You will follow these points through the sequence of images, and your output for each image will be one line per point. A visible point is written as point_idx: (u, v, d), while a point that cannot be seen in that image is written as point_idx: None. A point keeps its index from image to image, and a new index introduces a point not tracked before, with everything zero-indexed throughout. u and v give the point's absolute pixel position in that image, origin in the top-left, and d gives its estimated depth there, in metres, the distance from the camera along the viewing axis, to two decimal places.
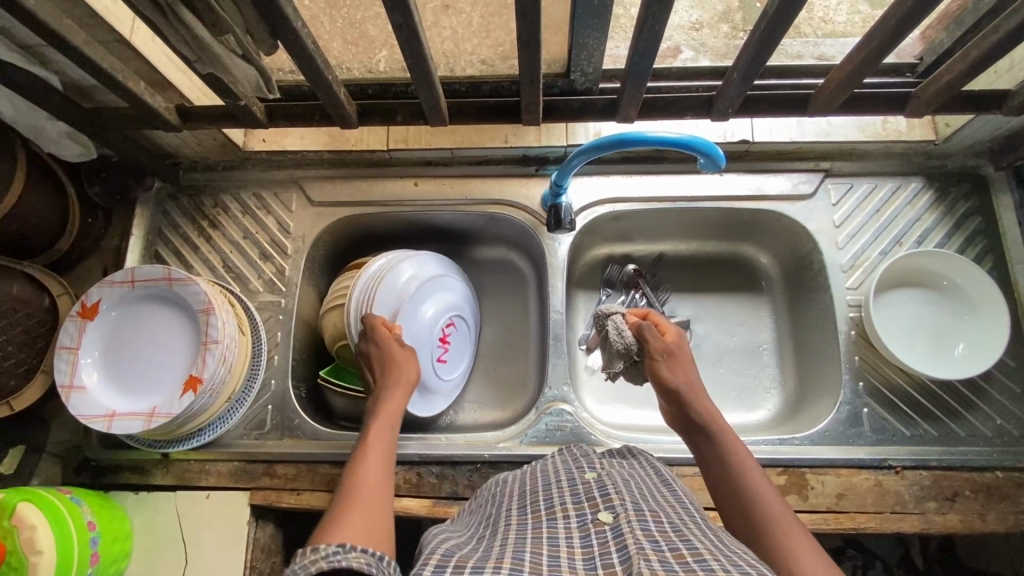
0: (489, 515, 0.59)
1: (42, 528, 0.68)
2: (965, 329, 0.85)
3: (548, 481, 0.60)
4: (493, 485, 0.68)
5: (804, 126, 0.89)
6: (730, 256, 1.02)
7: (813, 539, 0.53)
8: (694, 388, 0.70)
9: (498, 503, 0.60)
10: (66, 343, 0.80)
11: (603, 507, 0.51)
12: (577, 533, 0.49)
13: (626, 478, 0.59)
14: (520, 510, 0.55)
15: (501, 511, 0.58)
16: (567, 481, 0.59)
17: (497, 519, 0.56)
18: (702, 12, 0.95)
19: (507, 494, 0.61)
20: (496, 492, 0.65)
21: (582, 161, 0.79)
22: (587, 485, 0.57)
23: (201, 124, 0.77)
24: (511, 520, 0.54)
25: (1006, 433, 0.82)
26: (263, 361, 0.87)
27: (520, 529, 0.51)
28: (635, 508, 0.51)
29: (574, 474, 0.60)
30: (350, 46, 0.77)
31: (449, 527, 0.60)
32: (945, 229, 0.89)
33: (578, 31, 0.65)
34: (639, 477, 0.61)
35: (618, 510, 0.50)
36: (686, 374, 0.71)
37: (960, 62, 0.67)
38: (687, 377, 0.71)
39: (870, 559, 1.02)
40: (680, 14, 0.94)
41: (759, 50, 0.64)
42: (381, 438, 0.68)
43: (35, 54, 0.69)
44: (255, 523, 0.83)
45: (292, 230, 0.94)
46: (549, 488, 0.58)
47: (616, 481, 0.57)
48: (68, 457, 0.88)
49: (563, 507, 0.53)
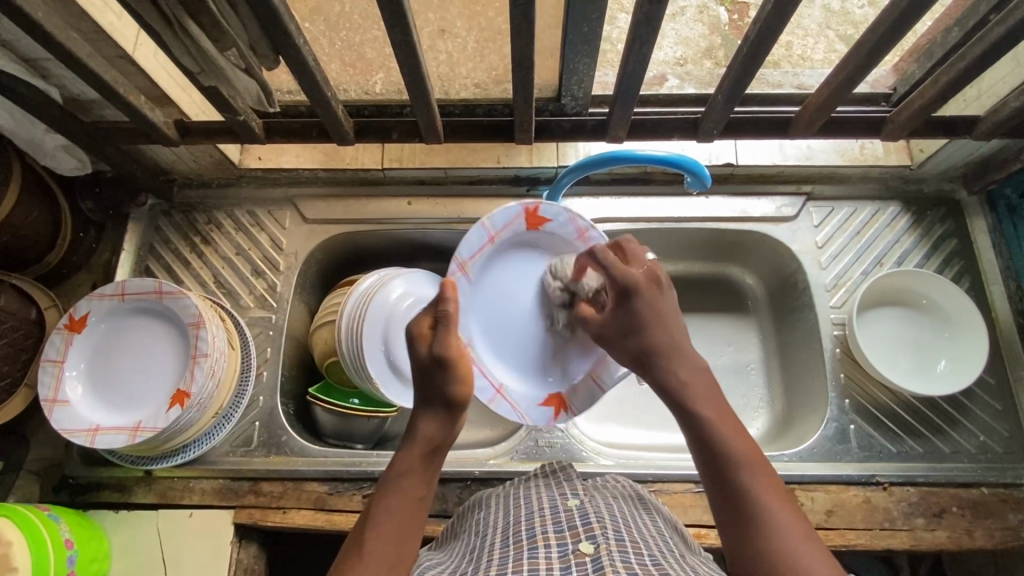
0: (471, 547, 0.58)
1: (17, 544, 0.66)
2: (945, 346, 0.87)
3: (529, 510, 0.60)
4: (476, 508, 0.68)
5: (786, 151, 0.92)
6: (717, 277, 1.04)
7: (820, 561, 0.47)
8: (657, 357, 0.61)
9: (482, 534, 0.60)
10: (51, 355, 0.79)
11: (584, 538, 0.51)
12: (558, 565, 0.48)
13: (610, 506, 0.59)
14: (501, 544, 0.55)
15: (484, 544, 0.57)
16: (550, 510, 0.58)
17: (479, 554, 0.55)
18: (686, 49, 1.00)
19: (492, 523, 0.61)
20: (480, 516, 0.65)
21: (571, 180, 0.81)
22: (569, 513, 0.56)
23: (199, 139, 0.78)
24: (494, 553, 0.53)
25: (990, 450, 0.83)
26: (252, 377, 0.87)
27: (502, 563, 0.50)
28: (617, 539, 0.51)
29: (556, 500, 0.60)
30: (348, 68, 0.81)
31: (434, 557, 0.59)
32: (923, 251, 0.92)
33: (568, 58, 0.68)
34: (622, 503, 0.62)
35: (599, 541, 0.50)
36: (636, 330, 0.63)
37: (930, 89, 0.70)
38: (651, 339, 0.62)
39: None
40: (665, 50, 0.99)
41: (742, 72, 0.67)
42: (413, 470, 0.58)
43: (38, 68, 0.70)
44: (239, 544, 0.82)
45: (285, 246, 0.95)
46: (531, 519, 0.58)
47: (598, 508, 0.58)
48: (47, 474, 0.85)
49: (545, 537, 0.53)
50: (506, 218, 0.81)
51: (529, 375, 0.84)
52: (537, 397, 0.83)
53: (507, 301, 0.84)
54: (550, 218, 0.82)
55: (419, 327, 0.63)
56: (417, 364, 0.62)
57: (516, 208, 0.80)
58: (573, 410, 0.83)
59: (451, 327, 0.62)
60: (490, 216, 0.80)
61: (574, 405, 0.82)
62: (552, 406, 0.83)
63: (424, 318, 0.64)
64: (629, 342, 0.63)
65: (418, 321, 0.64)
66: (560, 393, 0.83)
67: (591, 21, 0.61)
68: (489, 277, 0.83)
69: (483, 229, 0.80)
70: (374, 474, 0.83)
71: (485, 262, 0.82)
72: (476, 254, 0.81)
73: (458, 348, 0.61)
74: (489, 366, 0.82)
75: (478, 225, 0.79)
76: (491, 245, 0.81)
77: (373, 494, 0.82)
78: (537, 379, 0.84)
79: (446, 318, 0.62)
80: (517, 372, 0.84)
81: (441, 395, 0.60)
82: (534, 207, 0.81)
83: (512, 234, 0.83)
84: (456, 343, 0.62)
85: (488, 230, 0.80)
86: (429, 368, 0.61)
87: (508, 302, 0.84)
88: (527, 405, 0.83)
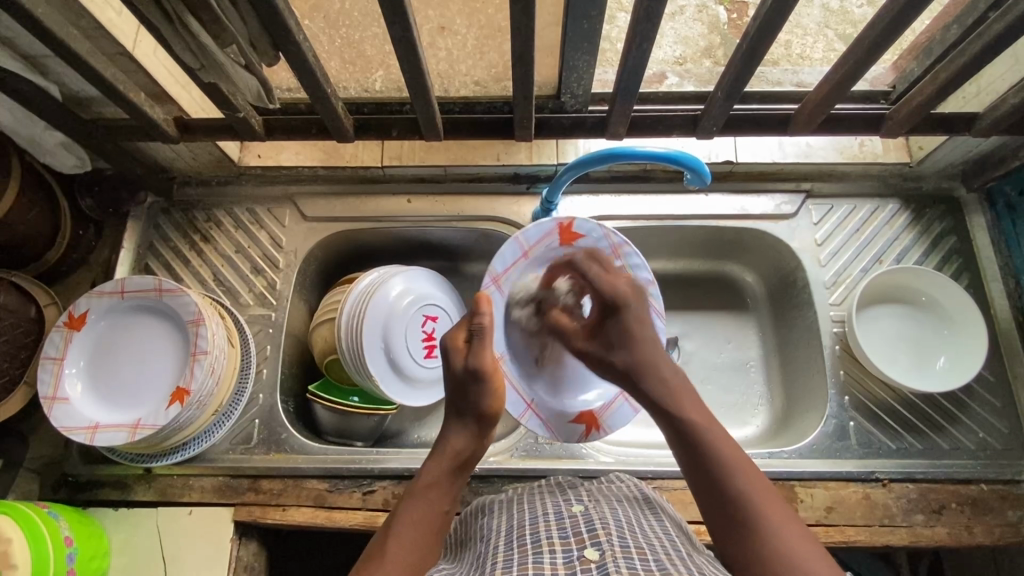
0: (477, 553, 0.59)
1: (17, 542, 0.65)
2: (944, 343, 0.87)
3: (533, 515, 0.61)
4: (480, 513, 0.69)
5: (785, 148, 0.92)
6: (716, 275, 1.04)
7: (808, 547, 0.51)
8: (638, 366, 0.66)
9: (487, 539, 0.60)
10: (51, 353, 0.78)
11: (589, 544, 0.52)
12: (562, 570, 0.49)
13: (616, 511, 0.60)
14: (505, 548, 0.56)
15: (488, 549, 0.58)
16: (554, 515, 0.59)
17: (484, 559, 0.56)
18: (685, 48, 1.00)
19: (497, 528, 0.62)
20: (485, 521, 0.65)
21: (571, 177, 0.81)
22: (574, 519, 0.57)
23: (198, 136, 0.78)
24: (498, 557, 0.54)
25: (989, 446, 0.83)
26: (252, 374, 0.87)
27: (507, 567, 0.51)
28: (622, 543, 0.52)
29: (561, 507, 0.61)
30: (348, 65, 0.81)
31: (440, 563, 0.60)
32: (922, 248, 0.92)
33: (568, 55, 0.68)
34: (627, 507, 0.62)
35: (604, 547, 0.51)
36: (619, 344, 0.68)
37: (929, 85, 0.70)
38: (639, 352, 0.67)
39: None
40: (664, 50, 0.99)
41: (741, 69, 0.67)
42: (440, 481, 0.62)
43: (38, 64, 0.70)
44: (239, 541, 0.82)
45: (284, 244, 0.95)
46: (536, 524, 0.58)
47: (603, 513, 0.58)
48: (46, 472, 0.85)
49: (550, 542, 0.54)
50: (540, 232, 0.80)
51: (560, 393, 0.83)
52: (569, 413, 0.81)
53: (538, 317, 0.83)
54: (584, 234, 0.81)
55: (454, 339, 0.67)
56: (452, 375, 0.66)
57: (551, 223, 0.79)
58: (606, 428, 0.81)
59: (485, 340, 0.66)
60: (524, 230, 0.79)
61: (609, 423, 0.81)
62: (584, 424, 0.81)
63: (460, 331, 0.68)
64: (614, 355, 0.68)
65: (453, 335, 0.68)
66: (593, 411, 0.82)
67: (591, 19, 0.61)
68: (520, 292, 0.82)
69: (517, 243, 0.79)
70: (373, 471, 0.82)
71: (518, 278, 0.81)
72: (509, 269, 0.80)
73: (491, 362, 0.66)
74: (524, 383, 0.81)
75: (513, 240, 0.78)
76: (525, 260, 0.80)
77: (373, 491, 0.82)
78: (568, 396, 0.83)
79: (482, 331, 0.66)
80: (549, 389, 0.82)
81: (471, 408, 0.65)
82: (568, 223, 0.80)
83: (547, 250, 0.81)
84: (490, 357, 0.66)
85: (522, 244, 0.80)
86: (464, 381, 0.65)
87: (540, 317, 0.83)
88: (559, 422, 0.81)
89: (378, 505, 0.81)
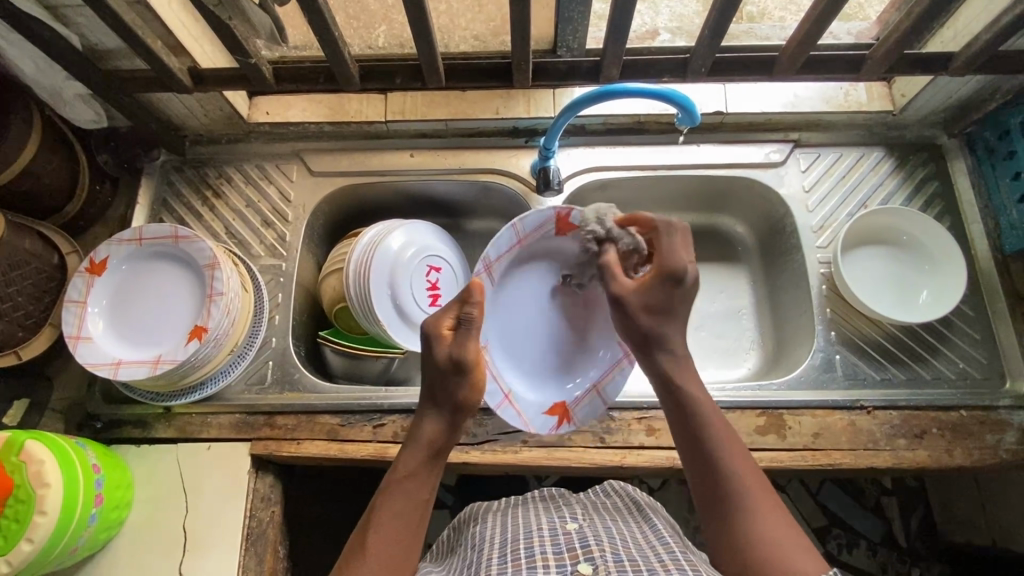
0: (471, 562, 0.63)
1: (50, 462, 0.69)
2: (926, 280, 0.91)
3: (527, 530, 0.65)
4: (477, 518, 0.75)
5: (773, 99, 0.96)
6: (709, 228, 1.08)
7: (782, 523, 0.59)
8: (667, 336, 0.70)
9: (480, 550, 0.65)
10: (74, 296, 0.82)
11: (583, 559, 0.57)
12: None
13: (608, 529, 0.65)
14: (500, 560, 0.59)
15: (483, 560, 0.62)
16: (548, 531, 0.64)
17: (478, 568, 0.60)
18: (680, 24, 1.02)
19: (489, 539, 0.66)
20: (479, 533, 0.70)
21: (567, 122, 0.85)
22: (568, 536, 0.62)
23: (212, 87, 0.82)
24: (493, 569, 0.58)
25: (968, 376, 0.87)
26: (264, 320, 0.91)
27: None
28: (615, 559, 0.56)
29: (556, 524, 0.66)
30: (352, 20, 0.90)
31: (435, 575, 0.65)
32: (905, 193, 0.96)
33: (563, 5, 0.72)
34: (617, 523, 0.68)
35: (597, 561, 0.55)
36: (670, 313, 0.70)
37: (906, 21, 0.73)
38: (669, 326, 0.70)
39: (855, 537, 1.13)
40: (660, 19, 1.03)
41: (726, 5, 0.70)
42: (417, 475, 0.65)
43: (60, 15, 0.74)
44: (256, 474, 0.85)
45: (292, 199, 0.99)
46: (529, 539, 0.63)
47: (597, 532, 0.63)
48: (70, 412, 0.90)
49: (543, 558, 0.58)
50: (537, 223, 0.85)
51: (537, 387, 0.87)
52: (542, 406, 0.86)
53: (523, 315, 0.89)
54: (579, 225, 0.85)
55: (441, 327, 0.69)
56: (434, 362, 0.68)
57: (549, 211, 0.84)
58: (576, 421, 0.85)
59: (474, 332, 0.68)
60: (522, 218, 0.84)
61: (579, 415, 0.85)
62: (556, 416, 0.86)
63: (446, 318, 0.69)
64: (651, 318, 0.70)
65: (438, 320, 0.69)
66: (564, 404, 0.87)
67: None
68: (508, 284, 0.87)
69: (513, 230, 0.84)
70: (383, 405, 0.87)
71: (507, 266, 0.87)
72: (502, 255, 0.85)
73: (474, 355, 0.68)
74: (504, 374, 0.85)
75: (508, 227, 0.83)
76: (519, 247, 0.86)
77: (383, 425, 0.86)
78: (545, 390, 0.87)
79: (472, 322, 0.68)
80: (525, 381, 0.87)
81: (452, 401, 0.68)
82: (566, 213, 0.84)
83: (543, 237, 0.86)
84: (473, 349, 0.68)
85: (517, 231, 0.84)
86: (445, 369, 0.67)
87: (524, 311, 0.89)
88: (532, 412, 0.85)
89: (388, 437, 0.85)
